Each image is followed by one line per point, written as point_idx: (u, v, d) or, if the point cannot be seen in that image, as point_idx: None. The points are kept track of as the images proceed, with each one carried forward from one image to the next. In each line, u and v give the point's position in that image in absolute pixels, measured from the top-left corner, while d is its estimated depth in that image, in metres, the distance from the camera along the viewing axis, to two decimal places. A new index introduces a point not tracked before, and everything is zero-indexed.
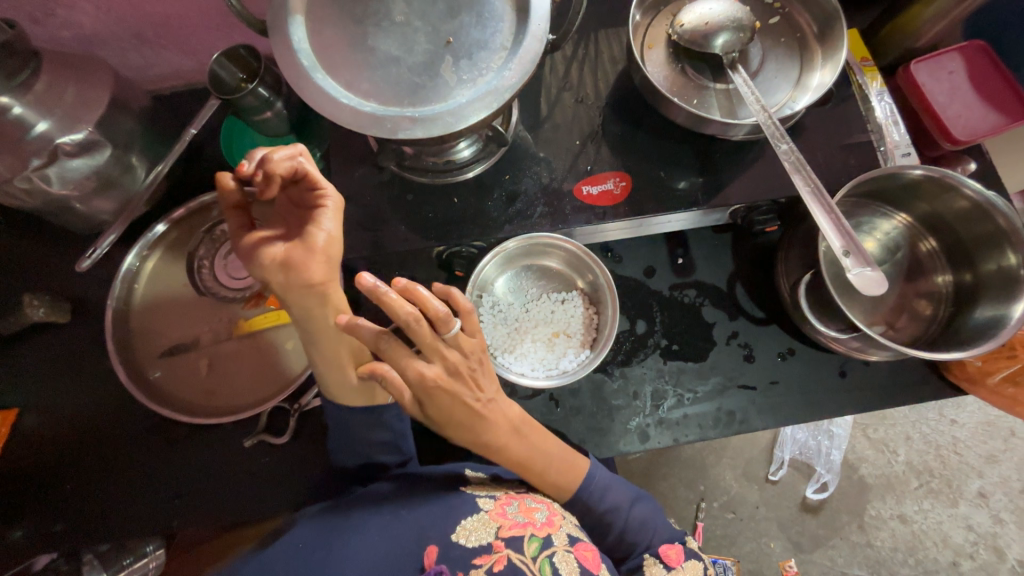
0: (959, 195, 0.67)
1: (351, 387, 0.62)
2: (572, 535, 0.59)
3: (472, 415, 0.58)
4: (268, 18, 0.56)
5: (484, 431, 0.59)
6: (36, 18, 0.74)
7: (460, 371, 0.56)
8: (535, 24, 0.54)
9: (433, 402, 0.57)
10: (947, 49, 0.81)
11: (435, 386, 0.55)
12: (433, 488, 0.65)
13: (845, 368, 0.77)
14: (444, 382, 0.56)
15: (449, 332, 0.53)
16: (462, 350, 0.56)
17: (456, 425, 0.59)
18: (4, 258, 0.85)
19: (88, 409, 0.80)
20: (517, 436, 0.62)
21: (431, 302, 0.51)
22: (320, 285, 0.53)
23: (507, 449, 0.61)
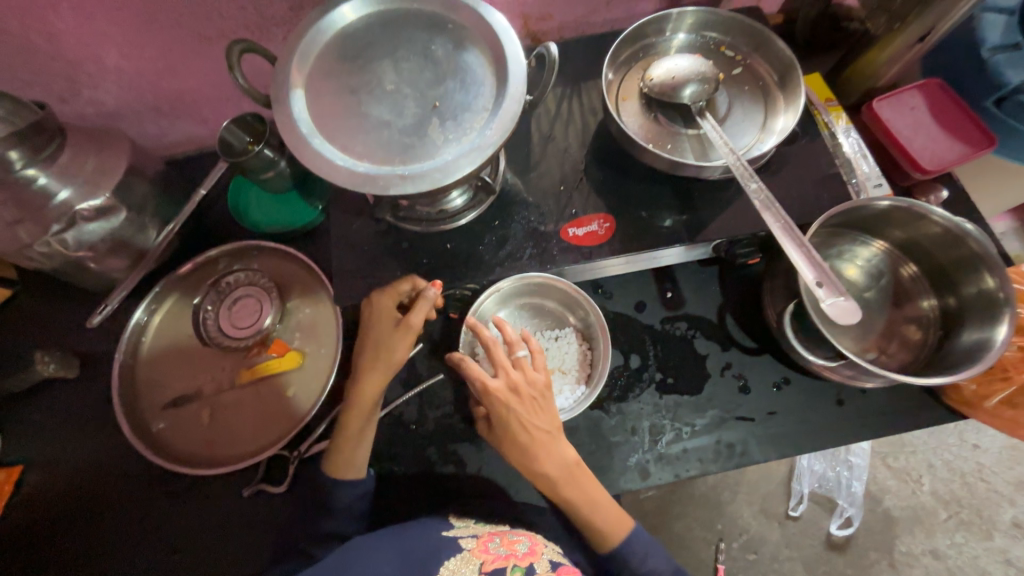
0: (929, 222, 0.70)
1: (348, 452, 0.71)
2: (554, 561, 0.61)
3: (529, 440, 0.64)
4: (270, 92, 0.62)
5: (540, 458, 0.63)
6: (64, 97, 0.82)
7: (519, 389, 0.65)
8: (513, 86, 0.60)
9: (494, 415, 0.65)
10: (905, 88, 0.86)
11: (495, 398, 0.64)
12: (415, 532, 0.64)
13: (842, 396, 0.77)
14: (506, 396, 0.65)
15: (516, 353, 0.68)
16: (524, 372, 0.67)
17: (512, 445, 0.64)
18: (21, 316, 0.89)
19: (87, 464, 0.80)
20: (569, 479, 0.64)
21: (507, 329, 0.70)
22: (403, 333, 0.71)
23: (559, 485, 0.63)
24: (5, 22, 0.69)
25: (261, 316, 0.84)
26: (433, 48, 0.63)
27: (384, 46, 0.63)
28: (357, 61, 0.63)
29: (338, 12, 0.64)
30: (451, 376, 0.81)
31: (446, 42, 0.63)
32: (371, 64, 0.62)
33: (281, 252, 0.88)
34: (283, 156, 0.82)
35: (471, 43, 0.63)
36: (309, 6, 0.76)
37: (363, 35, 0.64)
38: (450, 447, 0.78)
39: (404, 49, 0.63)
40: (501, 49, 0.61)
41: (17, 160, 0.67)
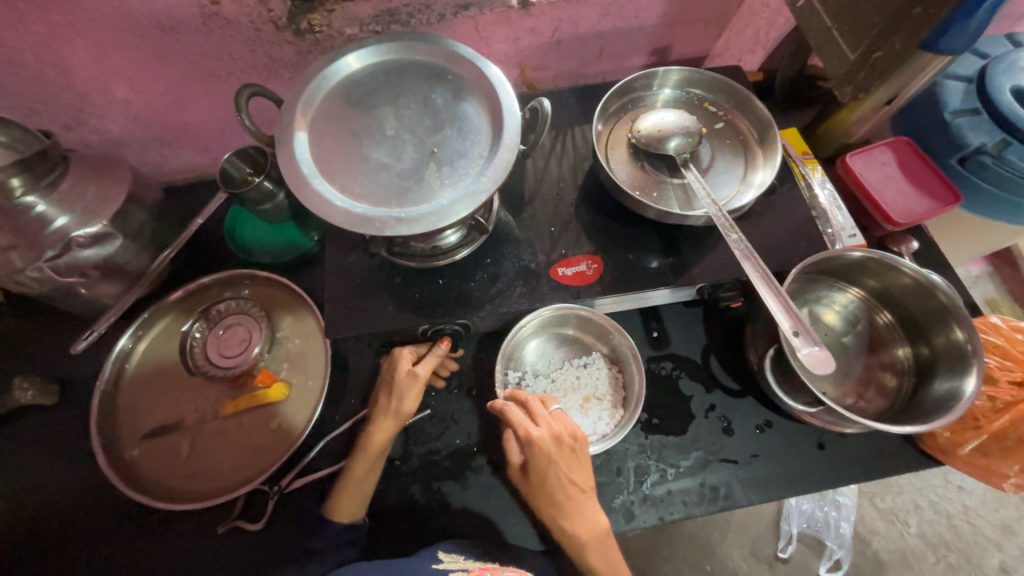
0: (901, 273, 0.73)
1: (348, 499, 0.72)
2: None
3: (565, 494, 0.66)
4: (274, 132, 0.64)
5: (574, 519, 0.66)
6: (70, 125, 0.84)
7: (561, 443, 0.67)
8: (508, 136, 0.63)
9: (537, 467, 0.66)
10: (876, 144, 0.92)
11: (540, 451, 0.65)
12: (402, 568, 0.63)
13: (823, 440, 0.78)
14: (550, 450, 0.66)
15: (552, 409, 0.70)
16: (565, 425, 0.68)
17: (550, 497, 0.66)
18: (4, 339, 0.88)
19: (58, 496, 0.78)
20: (599, 542, 0.66)
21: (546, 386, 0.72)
22: (408, 389, 0.74)
23: (588, 552, 0.66)
24: (20, 56, 0.71)
25: (249, 344, 0.84)
26: (433, 97, 0.66)
27: (386, 94, 0.67)
28: (361, 107, 0.66)
29: (343, 60, 0.67)
30: (438, 412, 0.81)
31: (446, 92, 0.67)
32: (373, 110, 0.66)
33: (269, 280, 0.89)
34: (281, 188, 0.84)
35: (470, 93, 0.67)
36: (316, 51, 0.81)
37: (367, 82, 0.68)
38: (433, 485, 0.77)
39: (406, 97, 0.66)
40: (498, 101, 0.65)
41: (18, 188, 0.68)
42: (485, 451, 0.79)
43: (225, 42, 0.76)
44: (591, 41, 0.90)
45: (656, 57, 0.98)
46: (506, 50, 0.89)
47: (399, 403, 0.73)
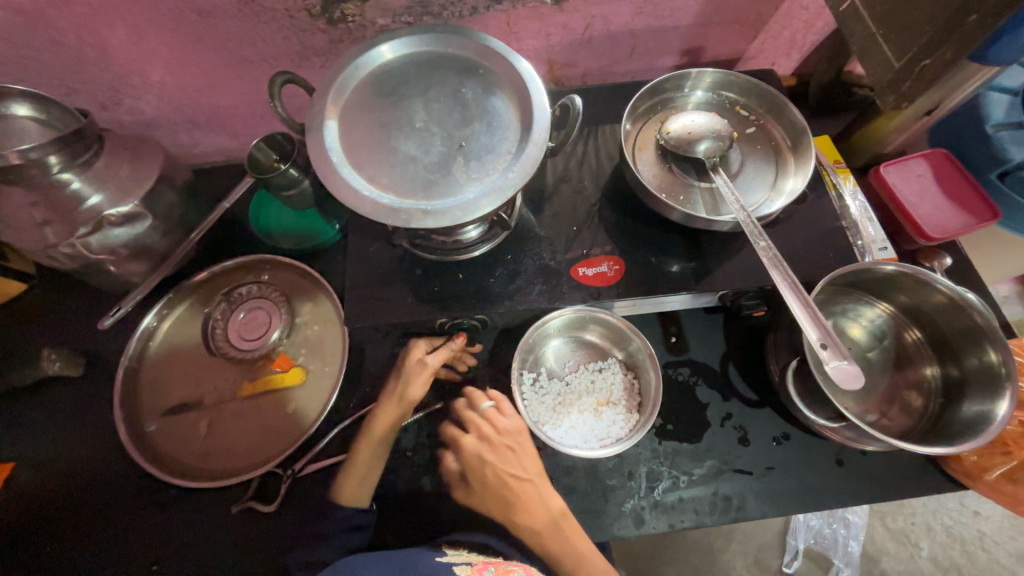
0: (933, 289, 0.71)
1: (353, 480, 0.73)
2: None
3: (504, 487, 0.72)
4: (305, 119, 0.65)
5: (518, 511, 0.70)
6: (106, 105, 0.85)
7: (491, 441, 0.74)
8: (537, 133, 0.62)
9: (472, 467, 0.74)
10: (911, 156, 0.89)
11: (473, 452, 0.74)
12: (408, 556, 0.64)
13: (842, 457, 0.77)
14: (479, 450, 0.74)
15: (482, 407, 0.77)
16: (493, 425, 0.75)
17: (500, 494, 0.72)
18: (35, 310, 0.90)
19: (79, 466, 0.80)
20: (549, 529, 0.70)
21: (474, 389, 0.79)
22: (417, 376, 0.76)
23: (541, 535, 0.69)
24: (62, 36, 0.73)
25: (269, 329, 0.85)
26: (464, 91, 0.66)
27: (417, 85, 0.67)
28: (391, 98, 0.66)
29: (376, 50, 0.68)
30: (451, 405, 0.81)
31: (476, 86, 0.67)
32: (403, 101, 0.66)
33: (291, 266, 0.90)
34: (307, 177, 0.85)
35: (500, 88, 0.66)
36: (347, 40, 0.81)
37: (398, 73, 0.68)
38: (443, 478, 0.78)
39: (436, 90, 0.66)
40: (528, 97, 0.64)
41: (55, 165, 0.70)
42: None
43: (260, 28, 0.77)
44: (623, 40, 0.89)
45: (687, 58, 0.96)
46: (536, 46, 0.88)
47: (409, 389, 0.76)
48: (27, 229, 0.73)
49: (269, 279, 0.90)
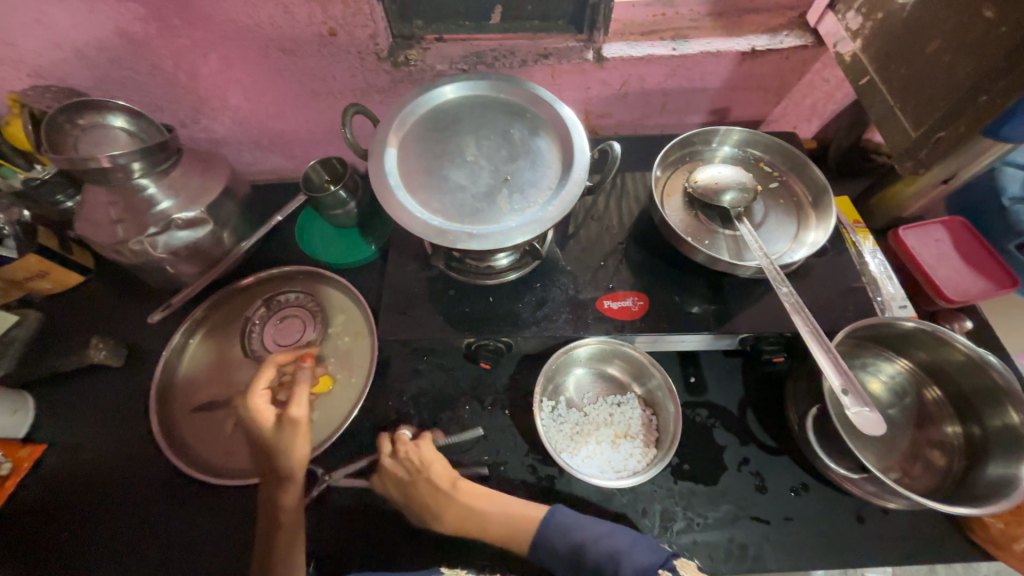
0: (952, 348, 0.73)
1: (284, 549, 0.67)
2: None
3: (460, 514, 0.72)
4: (369, 146, 0.72)
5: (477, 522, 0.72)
6: (186, 122, 0.95)
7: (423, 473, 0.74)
8: (577, 172, 0.68)
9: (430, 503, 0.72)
10: (930, 222, 0.93)
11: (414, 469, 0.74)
12: None
13: (862, 513, 0.75)
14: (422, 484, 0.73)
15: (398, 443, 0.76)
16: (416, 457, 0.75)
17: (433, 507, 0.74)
18: (89, 302, 0.96)
19: (107, 453, 0.83)
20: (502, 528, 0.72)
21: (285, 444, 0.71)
22: (291, 435, 0.70)
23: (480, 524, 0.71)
24: (162, 63, 0.83)
25: (303, 337, 0.89)
26: (512, 131, 0.73)
27: (470, 124, 0.74)
28: (445, 133, 0.73)
29: (437, 91, 0.75)
30: (468, 425, 0.83)
31: (523, 128, 0.73)
32: (456, 137, 0.73)
33: (328, 278, 0.94)
34: (354, 198, 0.92)
35: (544, 131, 0.73)
36: (408, 81, 0.90)
37: (454, 112, 0.75)
38: None
39: (487, 129, 0.73)
40: (570, 140, 0.71)
41: (137, 172, 0.77)
42: (511, 471, 0.79)
43: (333, 66, 0.86)
44: (656, 97, 0.97)
45: (714, 117, 1.04)
46: (576, 97, 0.96)
47: (291, 458, 0.70)
48: (102, 226, 0.80)
49: (307, 289, 0.95)
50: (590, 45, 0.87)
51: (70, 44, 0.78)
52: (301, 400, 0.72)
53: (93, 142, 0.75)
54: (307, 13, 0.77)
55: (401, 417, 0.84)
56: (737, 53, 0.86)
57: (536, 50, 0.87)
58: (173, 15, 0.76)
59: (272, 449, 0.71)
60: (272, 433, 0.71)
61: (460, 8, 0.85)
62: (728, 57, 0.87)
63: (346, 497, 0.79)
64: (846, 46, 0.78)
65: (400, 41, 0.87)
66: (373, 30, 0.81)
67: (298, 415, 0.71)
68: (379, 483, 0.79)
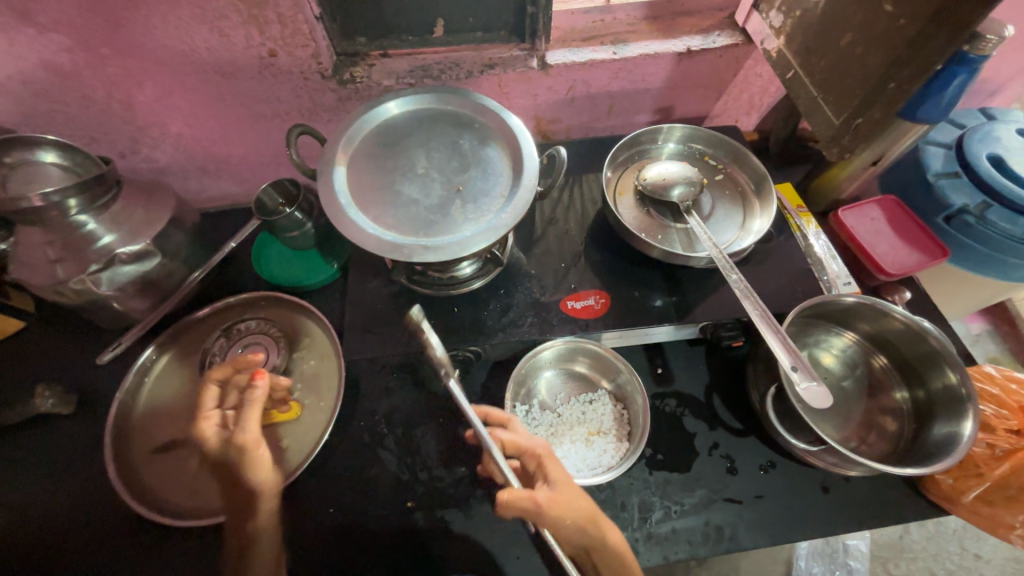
0: (893, 318, 0.77)
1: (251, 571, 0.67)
2: None
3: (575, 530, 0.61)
4: (318, 165, 0.71)
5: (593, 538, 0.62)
6: (125, 153, 0.91)
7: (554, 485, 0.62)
8: (527, 178, 0.69)
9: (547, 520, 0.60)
10: (866, 201, 0.99)
11: (568, 500, 0.60)
12: None
13: (827, 484, 0.78)
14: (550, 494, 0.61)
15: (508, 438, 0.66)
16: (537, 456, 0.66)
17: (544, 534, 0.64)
18: (31, 348, 0.91)
19: (62, 507, 0.78)
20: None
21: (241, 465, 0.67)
22: (241, 463, 0.66)
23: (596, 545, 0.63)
24: (94, 93, 0.80)
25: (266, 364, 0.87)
26: (461, 142, 0.74)
27: (418, 137, 0.74)
28: (394, 148, 0.73)
29: (384, 107, 0.76)
30: (444, 437, 0.82)
31: (472, 138, 0.74)
32: (406, 151, 0.73)
33: (288, 301, 0.92)
34: (310, 219, 0.91)
35: (493, 140, 0.74)
36: (355, 98, 0.90)
37: (402, 126, 0.75)
38: (437, 513, 0.77)
39: (436, 141, 0.74)
40: (519, 147, 0.72)
41: (74, 208, 0.74)
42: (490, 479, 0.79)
43: (276, 87, 0.85)
44: (603, 99, 1.00)
45: (660, 115, 1.07)
46: (525, 104, 0.98)
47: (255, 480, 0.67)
48: (38, 267, 0.76)
49: (268, 315, 0.93)
50: (534, 53, 0.89)
51: None
52: (248, 424, 0.66)
53: (23, 180, 0.72)
54: (244, 36, 0.76)
55: (374, 436, 0.83)
56: (675, 54, 0.90)
57: (481, 61, 0.89)
58: (101, 44, 0.73)
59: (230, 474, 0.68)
60: (224, 459, 0.68)
61: (402, 23, 0.86)
62: (666, 58, 0.91)
63: (323, 523, 0.77)
64: (772, 43, 0.83)
65: (344, 58, 0.87)
66: (314, 49, 0.80)
67: (249, 440, 0.66)
68: (357, 506, 0.78)
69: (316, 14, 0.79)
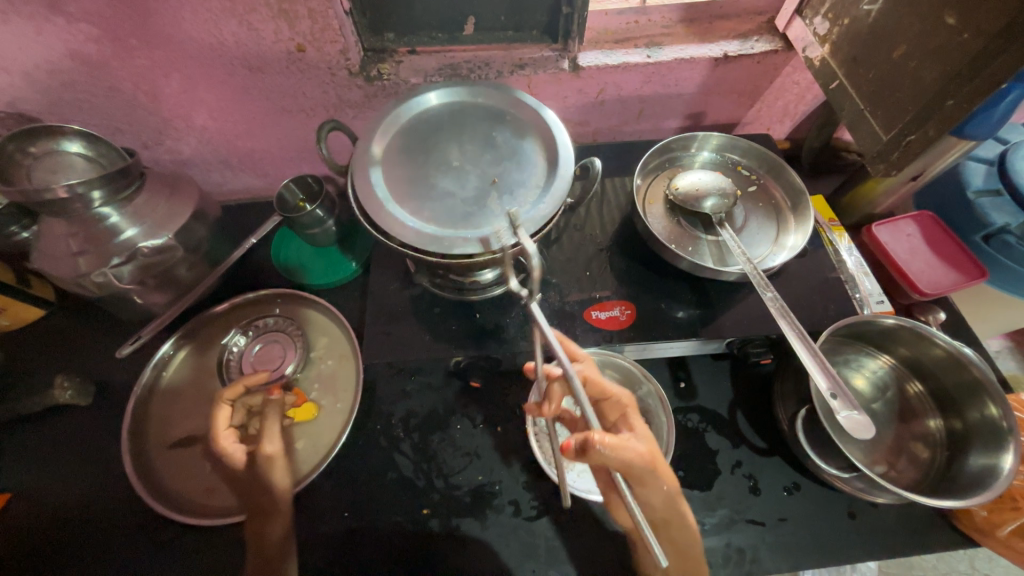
0: (932, 343, 0.75)
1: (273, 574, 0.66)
2: None
3: (660, 494, 0.61)
4: (352, 161, 0.70)
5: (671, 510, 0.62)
6: (148, 144, 0.91)
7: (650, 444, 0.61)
8: (563, 170, 0.68)
9: (640, 478, 0.59)
10: (902, 217, 0.95)
11: (660, 460, 0.61)
12: None
13: (853, 509, 0.76)
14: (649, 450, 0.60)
15: (595, 380, 0.63)
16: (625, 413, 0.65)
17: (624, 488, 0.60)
18: (50, 338, 0.91)
19: (77, 498, 0.78)
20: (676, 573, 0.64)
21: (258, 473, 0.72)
22: (267, 469, 0.71)
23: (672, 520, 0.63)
24: (120, 84, 0.79)
25: (284, 362, 0.86)
26: (495, 135, 0.72)
27: (452, 131, 0.72)
28: (427, 142, 0.72)
29: (418, 103, 0.74)
30: (461, 443, 0.81)
31: (507, 132, 0.72)
32: (440, 145, 0.71)
33: (306, 300, 0.91)
34: (331, 216, 0.90)
35: (527, 134, 0.72)
36: (381, 95, 0.88)
37: (437, 120, 0.74)
38: (452, 521, 0.76)
39: (470, 134, 0.72)
40: (553, 140, 0.70)
41: (98, 200, 0.73)
42: (506, 489, 0.78)
43: (303, 83, 0.84)
44: (632, 103, 0.97)
45: (690, 121, 1.05)
46: (553, 106, 0.96)
47: (274, 485, 0.71)
48: (61, 259, 0.76)
49: (285, 313, 0.92)
50: (565, 54, 0.87)
51: (18, 68, 0.73)
52: (274, 428, 0.74)
53: (48, 171, 0.71)
54: (273, 30, 0.75)
55: (390, 440, 0.82)
56: (711, 59, 0.87)
57: (511, 61, 0.87)
58: (129, 35, 0.72)
59: (251, 483, 0.72)
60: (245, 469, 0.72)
61: (431, 20, 0.84)
62: (701, 63, 0.88)
63: (337, 527, 0.76)
64: (815, 51, 0.80)
65: (372, 54, 0.85)
66: (343, 45, 0.79)
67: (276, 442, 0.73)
68: (372, 510, 0.77)
69: (347, 9, 0.77)
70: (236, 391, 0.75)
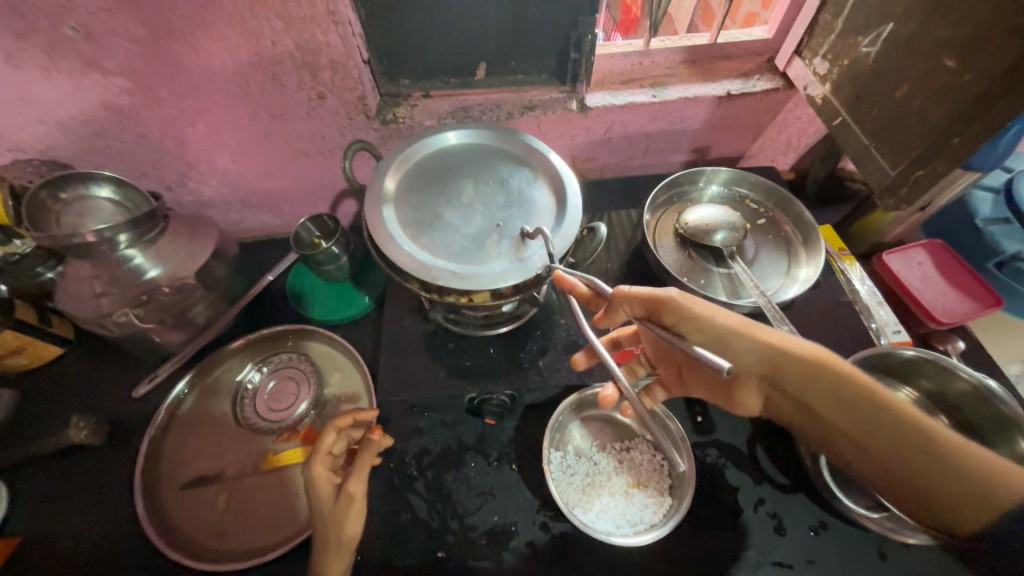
0: (957, 376, 0.73)
1: None
2: None
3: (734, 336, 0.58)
4: (366, 196, 0.71)
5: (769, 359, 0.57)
6: (172, 186, 0.94)
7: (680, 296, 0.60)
8: (571, 211, 0.70)
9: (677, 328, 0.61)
10: (912, 245, 0.96)
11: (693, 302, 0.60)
12: None
13: (884, 550, 0.73)
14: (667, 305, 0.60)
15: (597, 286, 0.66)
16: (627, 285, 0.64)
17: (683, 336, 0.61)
18: (69, 377, 0.92)
19: (87, 543, 0.77)
20: (870, 425, 0.51)
21: (342, 517, 0.67)
22: (345, 513, 0.67)
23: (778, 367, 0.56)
24: (148, 131, 0.83)
25: (298, 399, 0.86)
26: (505, 175, 0.74)
27: (464, 170, 0.75)
28: (440, 180, 0.73)
29: (431, 143, 0.77)
30: (476, 482, 0.79)
31: (517, 172, 0.75)
32: (452, 181, 0.73)
33: (321, 335, 0.92)
34: (346, 253, 0.92)
35: (536, 176, 0.75)
36: (397, 137, 0.91)
37: (448, 160, 0.76)
38: (468, 564, 0.74)
39: (481, 173, 0.74)
40: (562, 184, 0.73)
41: (123, 243, 0.75)
42: (524, 529, 0.76)
43: (322, 127, 0.87)
44: (639, 140, 1.00)
45: (696, 154, 1.07)
46: (561, 144, 0.99)
47: (344, 531, 0.66)
48: (84, 299, 0.77)
49: (299, 349, 0.92)
50: (573, 96, 0.91)
51: (53, 118, 0.77)
52: (362, 473, 0.70)
53: (77, 215, 0.73)
54: (297, 80, 0.79)
55: (403, 480, 0.80)
56: (714, 97, 0.90)
57: (521, 104, 0.91)
58: (160, 87, 0.76)
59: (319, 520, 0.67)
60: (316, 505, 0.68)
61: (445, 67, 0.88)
62: (705, 101, 0.91)
63: None
64: (816, 89, 0.83)
65: (387, 99, 0.89)
66: (361, 92, 0.83)
67: (358, 487, 0.69)
68: (385, 552, 0.75)
69: (365, 59, 0.81)
70: (343, 421, 0.73)
